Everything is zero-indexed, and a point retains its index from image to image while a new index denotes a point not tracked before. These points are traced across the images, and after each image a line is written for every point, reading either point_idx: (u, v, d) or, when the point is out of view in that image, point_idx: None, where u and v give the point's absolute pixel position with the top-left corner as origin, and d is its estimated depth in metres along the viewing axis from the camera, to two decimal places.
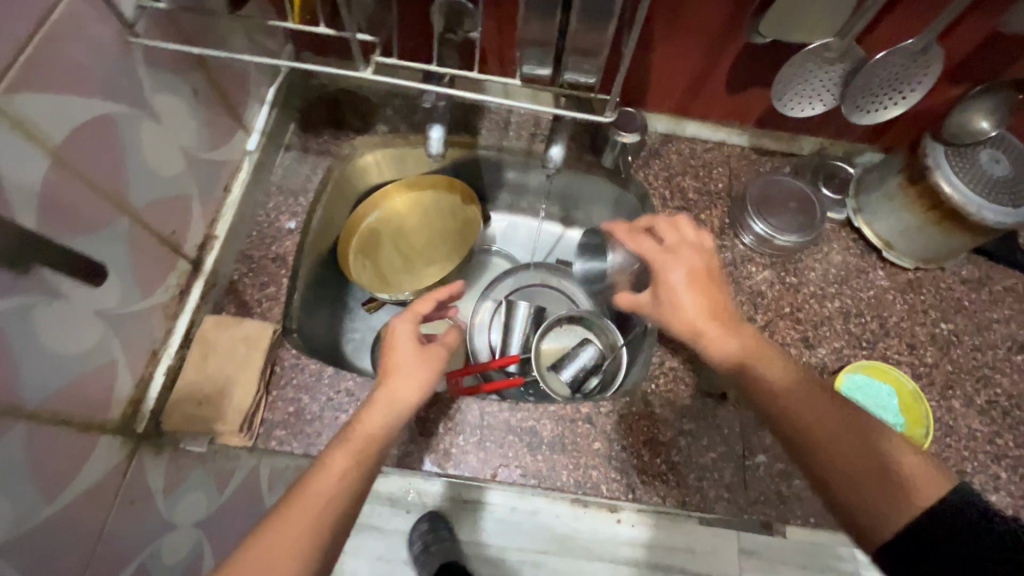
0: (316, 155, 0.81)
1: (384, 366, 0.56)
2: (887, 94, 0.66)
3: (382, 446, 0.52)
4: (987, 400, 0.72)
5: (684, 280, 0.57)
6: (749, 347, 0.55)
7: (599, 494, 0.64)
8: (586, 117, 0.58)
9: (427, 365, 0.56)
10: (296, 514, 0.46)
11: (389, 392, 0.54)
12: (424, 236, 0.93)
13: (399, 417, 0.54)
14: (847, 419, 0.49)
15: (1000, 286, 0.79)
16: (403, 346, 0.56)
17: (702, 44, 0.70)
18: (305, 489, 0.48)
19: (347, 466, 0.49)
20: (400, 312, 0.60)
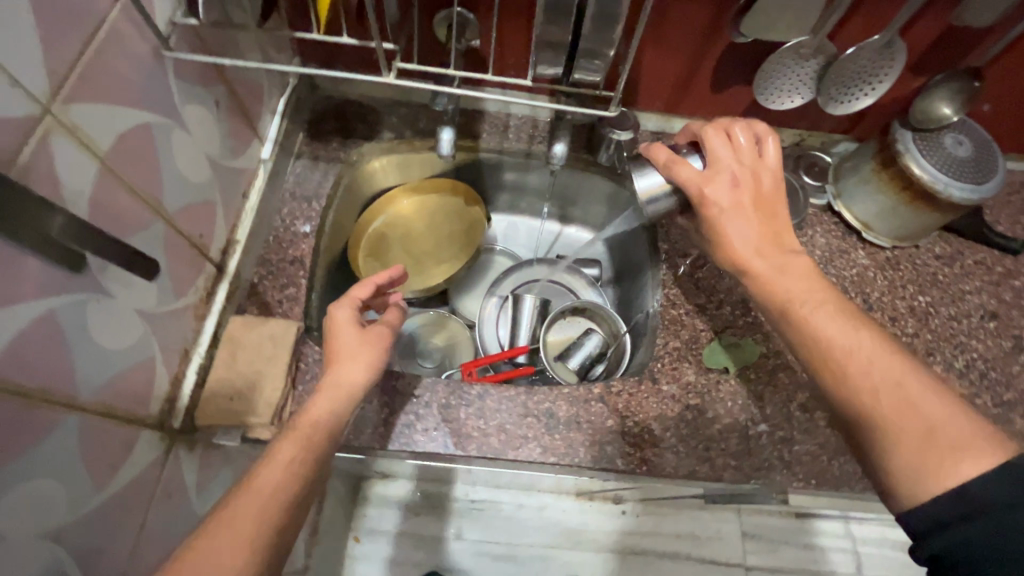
0: (326, 162, 0.85)
1: (329, 354, 0.60)
2: (858, 86, 0.72)
3: (329, 429, 0.54)
4: (966, 363, 0.78)
5: (730, 204, 0.59)
6: (798, 290, 0.53)
7: (614, 468, 0.68)
8: (591, 112, 0.62)
9: (369, 348, 0.60)
10: (240, 509, 0.46)
11: (336, 378, 0.58)
12: (430, 238, 0.97)
13: (347, 401, 0.57)
14: (896, 372, 0.46)
15: (970, 261, 0.85)
16: (345, 332, 0.60)
17: (688, 47, 0.76)
18: (252, 483, 0.48)
19: (291, 457, 0.50)
20: (338, 300, 0.63)
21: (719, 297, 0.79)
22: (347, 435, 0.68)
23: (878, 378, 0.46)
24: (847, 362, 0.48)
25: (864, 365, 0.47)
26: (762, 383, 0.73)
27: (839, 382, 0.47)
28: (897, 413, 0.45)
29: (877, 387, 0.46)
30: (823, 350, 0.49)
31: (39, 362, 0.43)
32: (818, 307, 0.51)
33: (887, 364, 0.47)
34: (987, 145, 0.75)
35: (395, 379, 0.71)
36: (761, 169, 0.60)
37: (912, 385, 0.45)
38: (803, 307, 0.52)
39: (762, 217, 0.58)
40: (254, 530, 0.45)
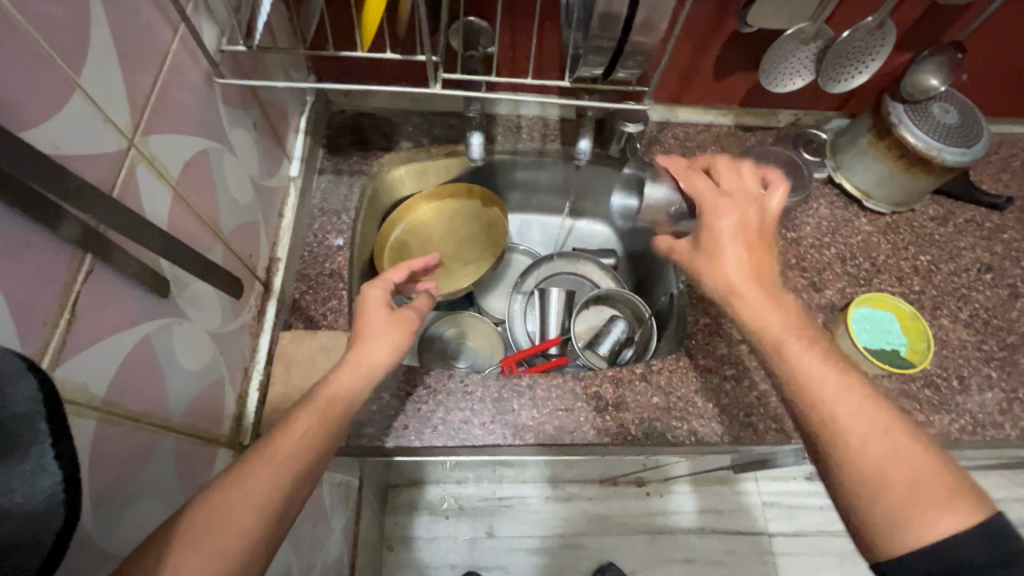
0: (349, 175, 0.87)
1: (357, 330, 0.60)
2: (855, 64, 0.77)
3: (346, 406, 0.54)
4: (970, 313, 0.84)
5: (732, 231, 0.57)
6: (782, 328, 0.53)
7: (666, 442, 0.72)
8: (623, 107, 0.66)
9: (398, 328, 0.61)
10: (257, 467, 0.45)
11: (359, 354, 0.58)
12: (452, 241, 1.00)
13: (368, 380, 0.57)
14: (874, 427, 0.46)
15: (962, 219, 0.92)
16: (373, 310, 0.62)
17: (694, 41, 0.82)
18: (268, 451, 0.47)
19: (307, 427, 0.50)
20: (373, 281, 0.65)
21: None
22: (407, 436, 0.70)
23: (860, 425, 0.47)
24: (832, 404, 0.48)
25: (842, 414, 0.47)
26: None
27: (823, 424, 0.48)
28: (880, 464, 0.45)
29: (859, 434, 0.46)
30: (807, 392, 0.49)
31: (142, 386, 0.45)
32: (801, 344, 0.52)
33: (863, 414, 0.47)
34: (971, 112, 0.82)
35: (447, 378, 0.74)
36: (760, 209, 0.59)
37: (887, 437, 0.46)
38: (786, 346, 0.52)
39: (758, 247, 0.57)
40: (249, 477, 0.45)
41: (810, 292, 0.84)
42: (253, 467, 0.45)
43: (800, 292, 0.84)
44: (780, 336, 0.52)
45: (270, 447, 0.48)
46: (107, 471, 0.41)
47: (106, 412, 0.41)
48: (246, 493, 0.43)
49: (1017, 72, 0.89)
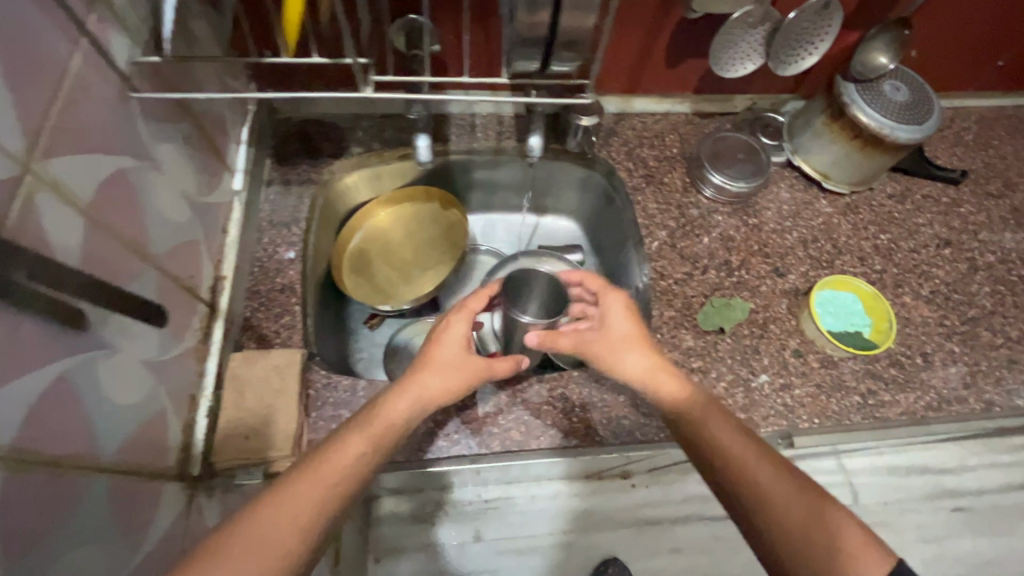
0: (298, 185, 0.85)
1: (425, 357, 0.63)
2: (802, 46, 0.76)
3: (399, 432, 0.57)
4: (931, 290, 0.84)
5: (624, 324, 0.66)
6: (693, 410, 0.59)
7: (635, 440, 0.71)
8: (568, 101, 0.63)
9: (461, 373, 0.63)
10: (307, 486, 0.48)
11: (421, 383, 0.61)
12: (411, 247, 0.97)
13: (420, 408, 0.60)
14: (781, 492, 0.50)
15: (919, 195, 0.93)
16: (450, 342, 0.64)
17: (642, 30, 0.81)
18: (320, 467, 0.50)
19: (359, 451, 0.53)
20: (457, 311, 0.66)
21: (703, 263, 0.84)
22: None
23: (775, 496, 0.50)
24: (748, 475, 0.52)
25: (753, 486, 0.51)
26: (755, 337, 0.78)
27: (741, 497, 0.51)
28: (796, 525, 0.48)
29: (776, 498, 0.50)
30: (725, 466, 0.54)
31: (63, 428, 0.42)
32: (717, 422, 0.57)
33: (771, 484, 0.51)
34: (922, 88, 0.82)
35: None
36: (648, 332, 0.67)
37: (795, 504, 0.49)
38: (704, 428, 0.57)
39: (658, 354, 0.65)
40: (293, 501, 0.47)
41: (774, 277, 0.83)
42: (299, 489, 0.48)
43: (763, 278, 0.83)
44: (700, 421, 0.57)
45: (321, 465, 0.50)
46: (33, 527, 0.38)
47: (18, 461, 0.38)
48: (279, 513, 0.46)
49: (961, 48, 0.90)
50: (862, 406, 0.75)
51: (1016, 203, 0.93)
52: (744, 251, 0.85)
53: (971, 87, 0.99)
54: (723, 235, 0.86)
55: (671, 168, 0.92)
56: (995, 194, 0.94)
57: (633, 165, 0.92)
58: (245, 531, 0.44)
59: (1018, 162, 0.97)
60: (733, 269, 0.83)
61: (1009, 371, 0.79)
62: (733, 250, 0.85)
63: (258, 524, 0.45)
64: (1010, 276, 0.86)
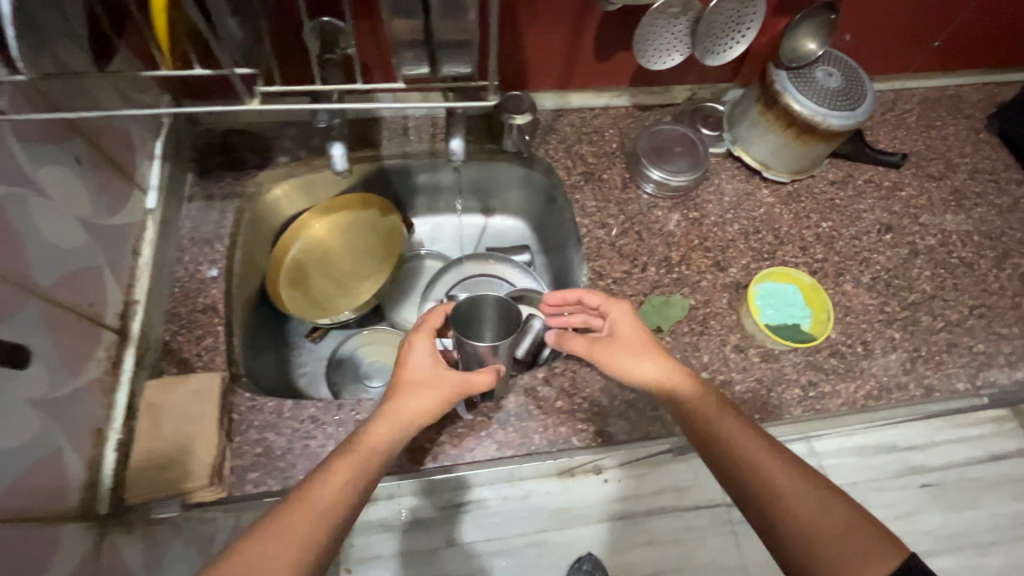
0: (221, 200, 0.82)
1: (397, 379, 0.63)
2: (729, 35, 0.74)
3: (381, 459, 0.56)
4: (872, 277, 0.84)
5: (633, 327, 0.66)
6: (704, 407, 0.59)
7: (573, 447, 0.70)
8: (473, 104, 0.61)
9: (435, 390, 0.61)
10: (296, 519, 0.49)
11: (397, 408, 0.59)
12: (350, 257, 0.94)
13: (401, 432, 0.59)
14: (797, 486, 0.51)
15: (861, 180, 0.92)
16: (418, 364, 0.63)
17: (566, 25, 0.80)
18: (304, 501, 0.51)
19: (345, 479, 0.53)
20: (418, 328, 0.66)
21: (642, 260, 0.82)
22: (297, 476, 0.65)
23: (791, 490, 0.50)
24: (767, 474, 0.52)
25: (769, 482, 0.52)
26: (695, 334, 0.77)
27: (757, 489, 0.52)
28: (816, 519, 0.48)
29: (796, 494, 0.50)
30: (742, 464, 0.54)
31: None
32: (729, 423, 0.57)
33: (784, 479, 0.51)
34: (855, 73, 0.81)
35: (336, 409, 0.69)
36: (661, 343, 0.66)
37: (809, 498, 0.50)
38: (721, 430, 0.57)
39: (672, 359, 0.64)
40: (280, 533, 0.48)
41: (715, 272, 0.82)
42: (288, 519, 0.49)
43: (704, 273, 0.82)
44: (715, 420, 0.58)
45: (308, 497, 0.51)
46: None
47: None
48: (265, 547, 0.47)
49: (894, 30, 0.89)
50: (802, 399, 0.74)
51: (957, 184, 0.93)
52: (685, 246, 0.84)
53: (910, 69, 0.99)
54: (664, 230, 0.85)
55: (610, 164, 0.90)
56: (936, 176, 0.93)
57: (571, 162, 0.90)
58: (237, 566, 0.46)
59: (958, 142, 0.96)
60: (672, 265, 0.82)
61: (949, 355, 0.78)
62: (674, 245, 0.84)
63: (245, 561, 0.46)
64: (950, 259, 0.86)
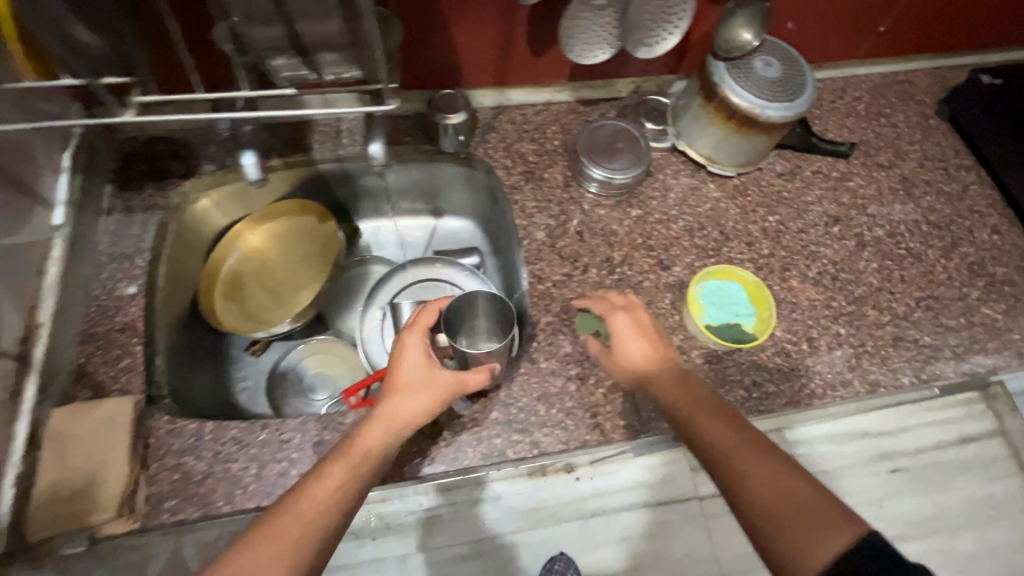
0: (142, 212, 0.77)
1: (392, 381, 0.62)
2: (660, 26, 0.71)
3: (377, 461, 0.56)
4: (818, 271, 0.82)
5: (627, 329, 0.66)
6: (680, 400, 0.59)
7: (507, 459, 0.68)
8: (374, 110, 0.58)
9: (430, 389, 0.61)
10: (289, 523, 0.48)
11: (392, 409, 0.59)
12: (288, 267, 0.90)
13: (397, 433, 0.59)
14: (761, 467, 0.49)
15: (809, 172, 0.90)
16: (410, 364, 0.62)
17: (494, 19, 0.76)
18: (297, 506, 0.50)
19: (340, 482, 0.53)
20: (409, 327, 0.66)
21: (582, 262, 0.80)
22: (217, 502, 0.62)
23: (758, 471, 0.49)
24: (735, 456, 0.51)
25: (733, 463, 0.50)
26: None
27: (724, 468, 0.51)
28: (776, 497, 0.47)
29: (760, 474, 0.49)
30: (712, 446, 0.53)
31: None
32: (702, 413, 0.56)
33: (749, 461, 0.50)
34: (795, 62, 0.78)
35: (260, 430, 0.66)
36: (666, 342, 0.66)
37: (773, 477, 0.48)
38: (699, 417, 0.56)
39: (665, 358, 0.64)
40: (276, 534, 0.47)
41: (658, 271, 0.80)
42: (279, 527, 0.48)
43: (646, 273, 0.80)
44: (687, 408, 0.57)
45: (303, 501, 0.50)
46: None
47: None
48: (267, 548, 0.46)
49: (839, 14, 0.87)
50: (746, 400, 0.72)
51: (906, 172, 0.91)
52: (627, 245, 0.81)
53: (858, 55, 0.97)
54: (605, 230, 0.82)
55: (552, 162, 0.87)
56: (886, 165, 0.91)
57: (511, 162, 0.87)
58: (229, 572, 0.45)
59: (908, 130, 0.94)
60: (613, 266, 0.80)
61: (895, 349, 0.77)
62: (616, 245, 0.81)
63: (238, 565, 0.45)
64: (897, 250, 0.84)
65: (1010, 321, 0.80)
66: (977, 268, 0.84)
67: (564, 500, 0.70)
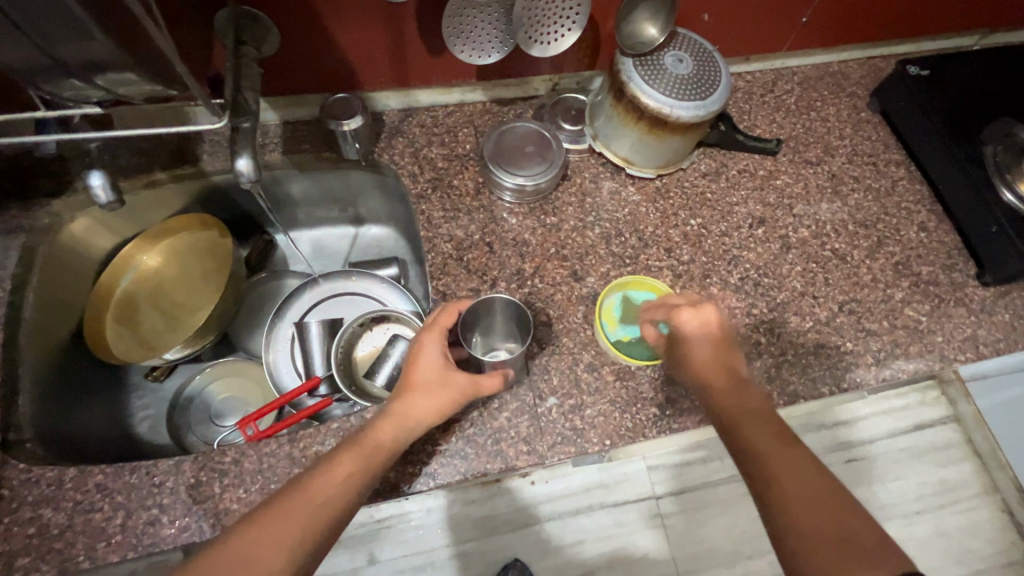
0: (4, 236, 0.70)
1: (408, 379, 0.59)
2: (555, 22, 0.66)
3: (386, 458, 0.54)
4: (740, 277, 0.78)
5: (696, 330, 0.60)
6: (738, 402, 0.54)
7: (401, 493, 0.64)
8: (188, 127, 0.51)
9: (444, 393, 0.58)
10: (297, 508, 0.47)
11: (405, 408, 0.57)
12: (183, 288, 0.84)
13: (409, 433, 0.56)
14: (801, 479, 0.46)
15: (735, 170, 0.86)
16: (427, 364, 0.59)
17: (380, 17, 0.70)
18: (307, 488, 0.49)
19: (350, 471, 0.51)
20: (427, 327, 0.62)
21: (491, 275, 0.75)
22: (76, 557, 0.58)
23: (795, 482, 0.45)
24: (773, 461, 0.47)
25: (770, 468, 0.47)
26: (546, 354, 0.71)
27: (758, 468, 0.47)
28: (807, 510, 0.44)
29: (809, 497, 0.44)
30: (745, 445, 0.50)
31: None
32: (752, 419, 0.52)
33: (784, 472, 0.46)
34: (709, 58, 0.73)
35: (128, 474, 0.61)
36: (734, 350, 0.60)
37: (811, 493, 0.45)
38: (748, 416, 0.52)
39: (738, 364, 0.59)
40: (281, 515, 0.46)
41: (572, 283, 0.76)
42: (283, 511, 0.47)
43: (559, 284, 0.75)
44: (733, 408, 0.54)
45: (313, 485, 0.49)
46: None
47: None
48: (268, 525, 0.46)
49: (758, 5, 0.83)
50: (659, 419, 0.69)
51: (834, 169, 0.88)
52: (539, 256, 0.77)
53: (786, 46, 0.93)
54: (517, 240, 0.78)
55: (462, 168, 0.82)
56: (814, 161, 0.88)
57: (419, 168, 0.81)
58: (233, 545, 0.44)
59: (838, 123, 0.91)
60: (524, 278, 0.75)
61: (814, 357, 0.74)
62: (527, 256, 0.77)
63: (230, 556, 0.44)
64: (822, 252, 0.81)
65: (933, 323, 0.78)
66: (903, 267, 0.81)
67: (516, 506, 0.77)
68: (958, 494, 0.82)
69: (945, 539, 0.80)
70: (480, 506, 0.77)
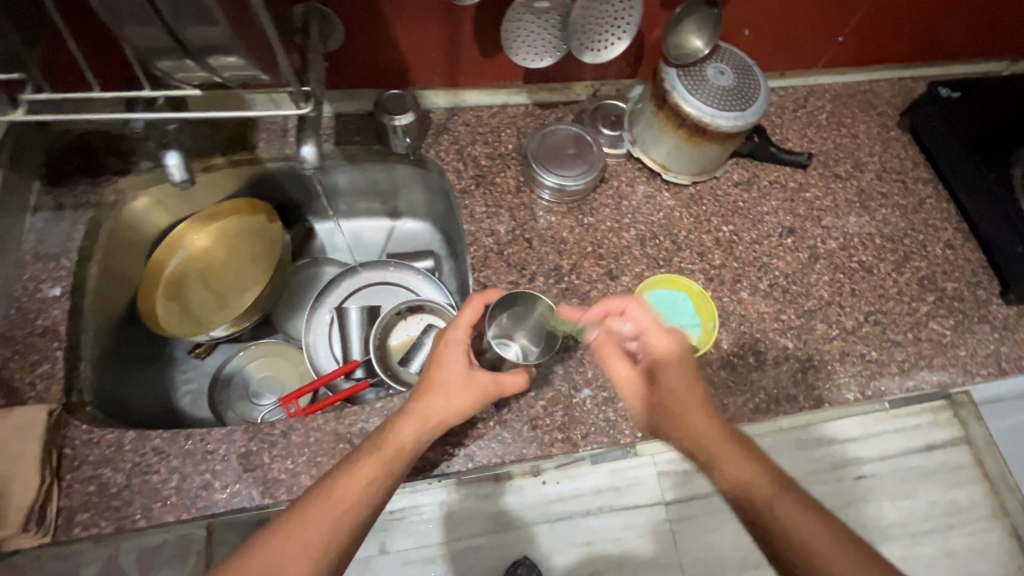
0: (73, 210, 0.74)
1: (429, 379, 0.62)
2: (608, 31, 0.70)
3: (406, 458, 0.57)
4: (769, 283, 0.81)
5: (664, 354, 0.64)
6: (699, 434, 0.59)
7: (439, 473, 0.67)
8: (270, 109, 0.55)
9: (467, 392, 0.61)
10: (321, 512, 0.52)
11: (426, 408, 0.60)
12: (231, 268, 0.87)
13: (430, 431, 0.60)
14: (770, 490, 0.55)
15: (766, 181, 0.88)
16: (450, 367, 0.62)
17: (437, 19, 0.74)
18: (331, 490, 0.53)
19: (372, 474, 0.55)
20: (450, 325, 0.65)
21: (530, 270, 0.78)
22: (132, 515, 0.61)
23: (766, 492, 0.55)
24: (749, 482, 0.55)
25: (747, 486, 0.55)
26: (581, 348, 0.74)
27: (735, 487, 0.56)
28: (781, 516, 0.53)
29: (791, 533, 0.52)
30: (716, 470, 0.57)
31: None
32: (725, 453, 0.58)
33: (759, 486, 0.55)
34: (750, 70, 0.76)
35: (183, 440, 0.64)
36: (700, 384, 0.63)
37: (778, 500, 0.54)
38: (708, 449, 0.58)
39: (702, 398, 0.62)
40: (303, 523, 0.51)
41: (607, 282, 0.79)
42: (309, 514, 0.52)
43: (595, 282, 0.78)
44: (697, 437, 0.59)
45: (336, 488, 0.54)
46: None
47: None
48: (293, 526, 0.51)
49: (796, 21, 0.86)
50: None
51: (863, 184, 0.90)
52: (576, 254, 0.80)
53: (821, 64, 0.96)
54: (555, 237, 0.81)
55: (505, 166, 0.85)
56: (844, 176, 0.90)
57: (463, 166, 0.84)
58: (264, 551, 0.50)
59: (868, 141, 0.93)
60: (563, 275, 0.78)
61: (840, 363, 0.77)
62: (565, 253, 0.80)
63: (263, 556, 0.49)
64: (850, 263, 0.84)
65: (957, 337, 0.80)
66: (928, 283, 0.83)
67: (530, 502, 0.79)
68: (969, 514, 0.84)
69: (955, 553, 0.82)
70: (494, 501, 0.80)
